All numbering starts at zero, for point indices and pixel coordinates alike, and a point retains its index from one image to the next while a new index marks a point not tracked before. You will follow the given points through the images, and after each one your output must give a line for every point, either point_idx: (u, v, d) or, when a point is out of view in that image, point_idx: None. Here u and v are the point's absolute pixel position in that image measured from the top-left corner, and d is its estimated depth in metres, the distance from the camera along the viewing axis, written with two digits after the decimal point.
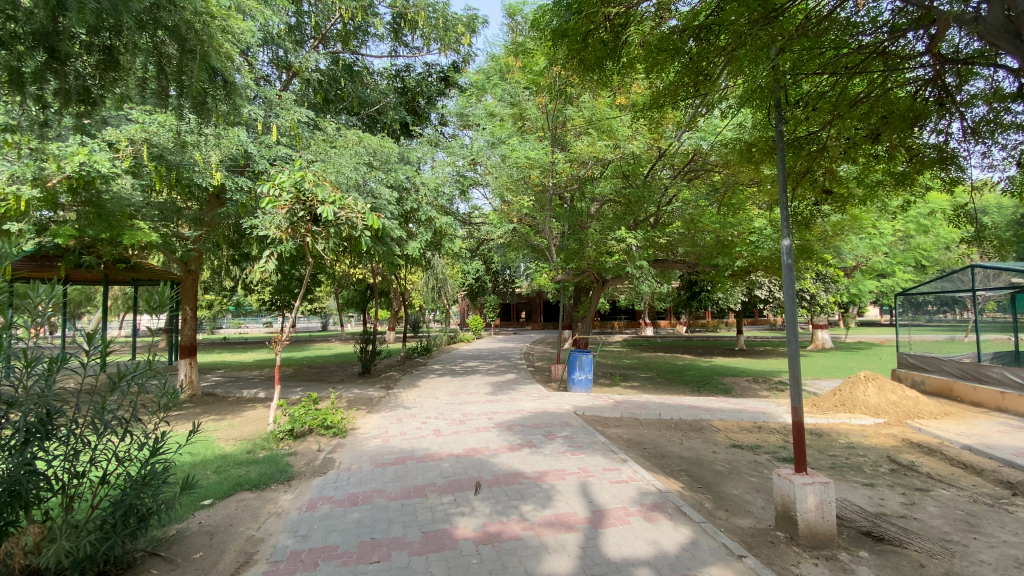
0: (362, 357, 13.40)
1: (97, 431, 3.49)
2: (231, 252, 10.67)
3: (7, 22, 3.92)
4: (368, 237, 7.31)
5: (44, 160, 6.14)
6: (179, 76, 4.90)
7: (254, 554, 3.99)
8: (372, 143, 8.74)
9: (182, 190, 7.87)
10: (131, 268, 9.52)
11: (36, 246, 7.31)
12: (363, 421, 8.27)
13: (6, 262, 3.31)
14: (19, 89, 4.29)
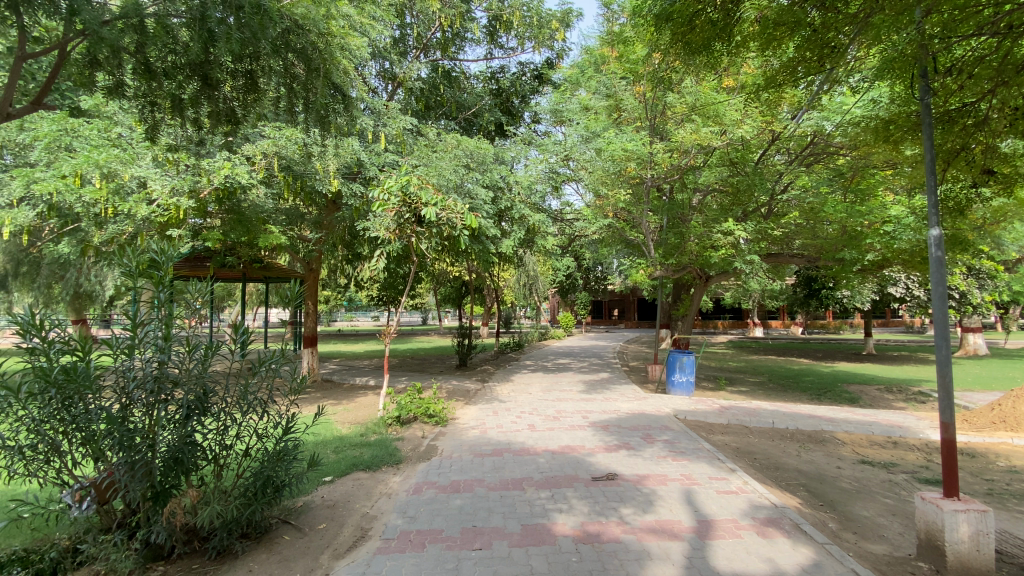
0: (459, 351, 13.94)
1: (242, 410, 4.02)
2: (345, 252, 11.65)
3: (172, 55, 4.60)
4: (466, 236, 7.55)
5: (198, 175, 7.16)
6: (306, 94, 5.20)
7: (368, 530, 4.32)
8: (470, 146, 8.99)
9: (306, 197, 8.72)
10: (264, 268, 10.77)
11: (191, 248, 8.53)
12: (462, 412, 8.61)
13: (171, 262, 3.94)
14: (180, 114, 4.91)
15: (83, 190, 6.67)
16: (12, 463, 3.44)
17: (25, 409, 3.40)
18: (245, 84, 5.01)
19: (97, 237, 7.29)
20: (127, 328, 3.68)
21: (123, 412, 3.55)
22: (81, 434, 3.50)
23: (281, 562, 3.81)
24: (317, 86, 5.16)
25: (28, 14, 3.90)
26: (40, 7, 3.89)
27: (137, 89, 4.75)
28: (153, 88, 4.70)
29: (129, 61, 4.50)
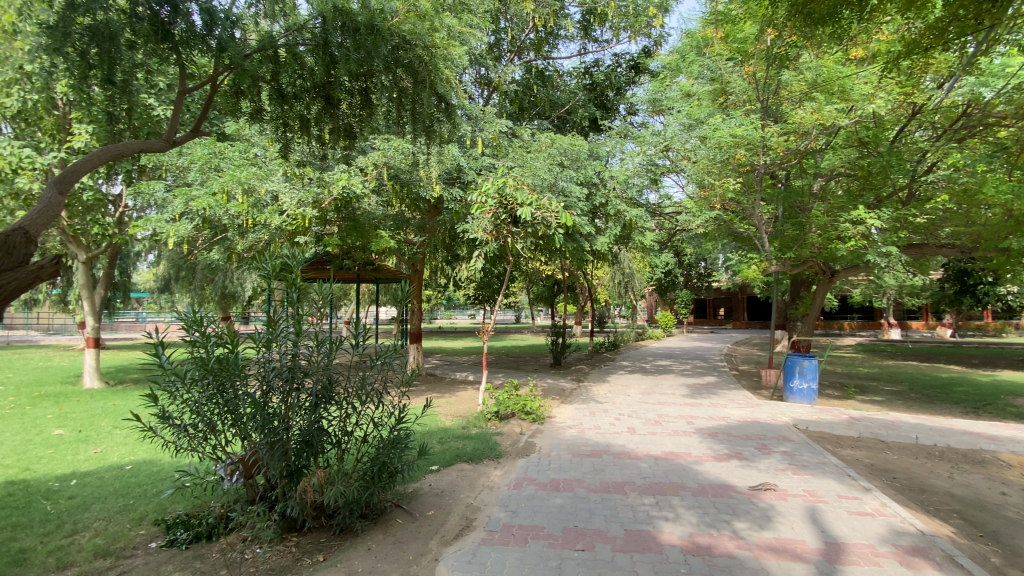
0: (553, 349, 13.96)
1: (361, 399, 4.38)
2: (445, 253, 12.20)
3: (300, 79, 5.02)
4: (562, 234, 7.52)
5: (319, 186, 7.93)
6: (413, 107, 5.44)
7: (473, 521, 4.49)
8: (564, 143, 8.95)
9: (411, 203, 9.27)
10: (375, 270, 11.58)
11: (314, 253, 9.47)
12: (559, 411, 8.62)
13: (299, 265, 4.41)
14: (305, 132, 5.28)
15: (229, 205, 7.65)
16: (180, 438, 4.05)
17: (189, 393, 4.00)
18: (361, 102, 5.29)
19: (239, 245, 8.34)
20: (267, 324, 4.20)
21: (264, 398, 4.03)
22: (231, 415, 4.03)
23: (395, 543, 4.08)
24: (423, 97, 5.41)
25: (185, 51, 4.41)
26: (195, 46, 4.40)
27: (274, 113, 5.11)
28: (286, 111, 5.08)
29: (265, 88, 4.96)
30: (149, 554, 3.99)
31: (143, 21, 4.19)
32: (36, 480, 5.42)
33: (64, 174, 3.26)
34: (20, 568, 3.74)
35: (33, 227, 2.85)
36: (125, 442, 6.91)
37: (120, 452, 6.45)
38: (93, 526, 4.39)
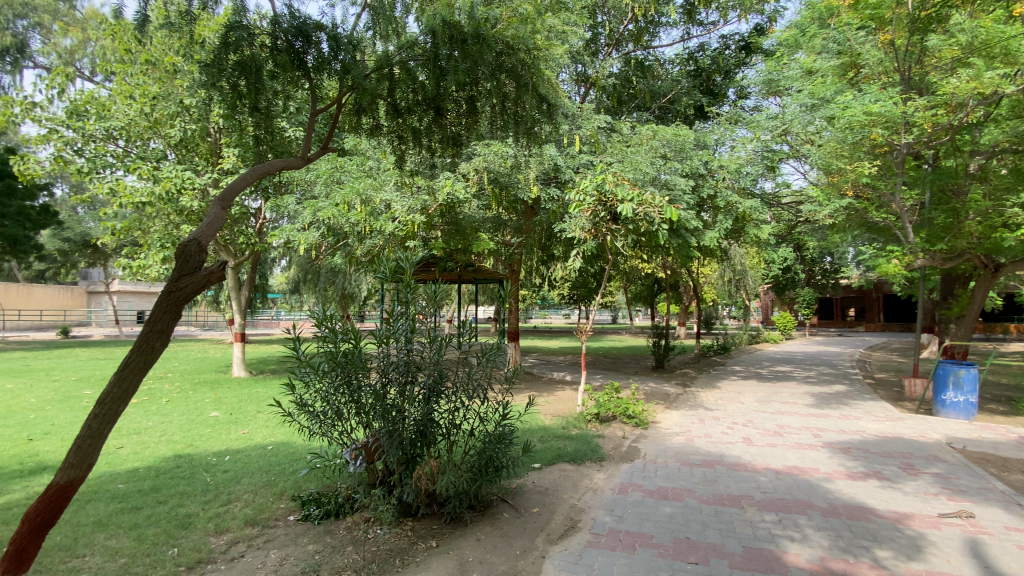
0: (655, 352, 13.43)
1: (468, 394, 4.56)
2: (543, 253, 12.29)
3: (414, 94, 5.32)
4: (666, 230, 7.20)
5: (424, 193, 8.39)
6: (516, 110, 5.55)
7: (578, 522, 4.50)
8: (667, 134, 8.59)
9: (510, 205, 9.46)
10: (475, 271, 11.91)
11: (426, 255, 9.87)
12: (664, 416, 8.28)
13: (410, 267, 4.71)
14: (417, 142, 5.60)
15: (350, 214, 8.44)
16: (313, 423, 4.50)
17: (321, 383, 4.42)
18: (467, 110, 5.49)
19: (358, 250, 9.13)
20: (385, 321, 4.53)
21: (382, 389, 4.36)
22: (355, 405, 4.41)
23: (503, 536, 4.19)
24: (526, 99, 5.51)
25: (316, 77, 4.73)
26: (324, 72, 4.72)
27: (391, 128, 5.54)
28: (402, 125, 5.50)
29: (382, 105, 5.34)
30: (288, 526, 4.50)
31: (282, 52, 4.55)
32: (199, 454, 6.38)
33: (225, 192, 3.31)
34: (189, 529, 4.39)
35: (205, 233, 2.87)
36: (266, 424, 7.87)
37: (262, 433, 7.37)
38: (243, 497, 5.06)
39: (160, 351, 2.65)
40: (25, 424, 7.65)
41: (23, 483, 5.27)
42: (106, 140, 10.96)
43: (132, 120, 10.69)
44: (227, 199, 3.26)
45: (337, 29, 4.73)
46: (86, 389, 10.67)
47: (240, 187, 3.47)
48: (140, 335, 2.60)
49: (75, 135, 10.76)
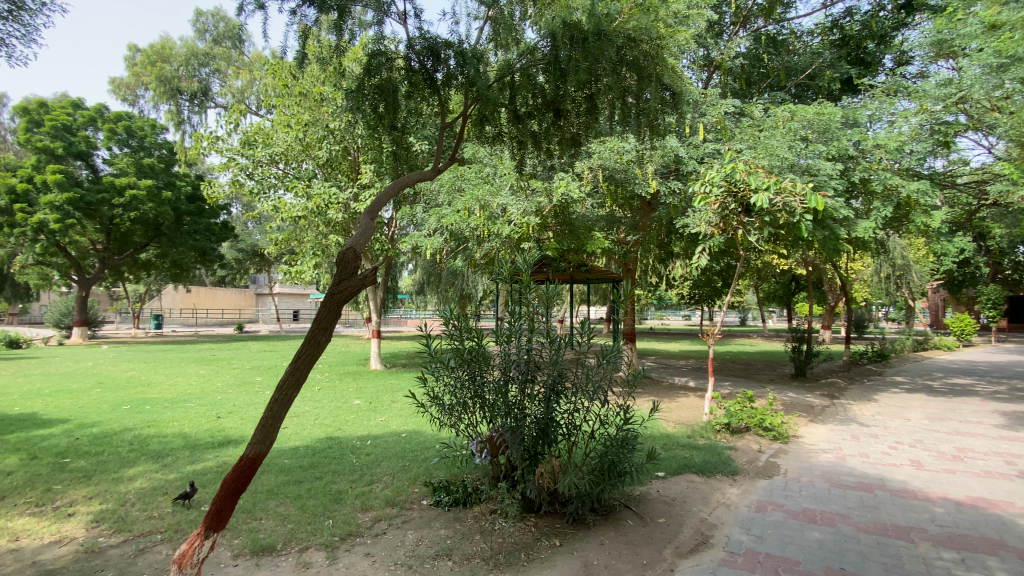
0: (794, 358, 12.12)
1: (590, 396, 4.52)
2: (662, 251, 11.78)
3: (535, 99, 5.39)
4: (809, 221, 6.46)
5: (540, 194, 8.50)
6: (637, 103, 5.38)
7: (710, 538, 4.23)
8: (807, 114, 7.72)
9: (627, 201, 9.20)
10: (589, 271, 11.76)
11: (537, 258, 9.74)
12: (807, 430, 7.42)
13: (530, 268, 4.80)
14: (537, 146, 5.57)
15: (470, 219, 8.82)
16: (444, 415, 4.79)
17: (449, 377, 4.69)
18: (587, 108, 5.44)
19: (478, 253, 9.53)
20: (508, 320, 4.66)
21: (505, 385, 4.50)
22: (480, 400, 4.61)
23: (628, 543, 4.08)
24: (648, 92, 5.32)
25: (444, 92, 5.01)
26: (451, 86, 4.98)
27: (511, 133, 5.59)
28: (521, 131, 5.51)
29: (504, 113, 5.45)
30: (422, 509, 4.84)
31: (416, 73, 4.93)
32: (346, 438, 7.15)
33: (373, 206, 3.64)
34: (340, 504, 4.94)
35: (359, 242, 3.20)
36: (399, 414, 8.58)
37: (397, 422, 8.04)
38: (383, 479, 5.57)
39: (325, 345, 2.98)
40: (215, 404, 9.22)
41: (216, 453, 6.36)
42: (270, 165, 12.82)
43: (289, 145, 12.37)
44: (374, 212, 3.59)
45: (464, 44, 4.97)
46: (257, 376, 12.56)
47: (384, 200, 3.79)
48: (309, 330, 2.96)
49: (248, 162, 12.76)
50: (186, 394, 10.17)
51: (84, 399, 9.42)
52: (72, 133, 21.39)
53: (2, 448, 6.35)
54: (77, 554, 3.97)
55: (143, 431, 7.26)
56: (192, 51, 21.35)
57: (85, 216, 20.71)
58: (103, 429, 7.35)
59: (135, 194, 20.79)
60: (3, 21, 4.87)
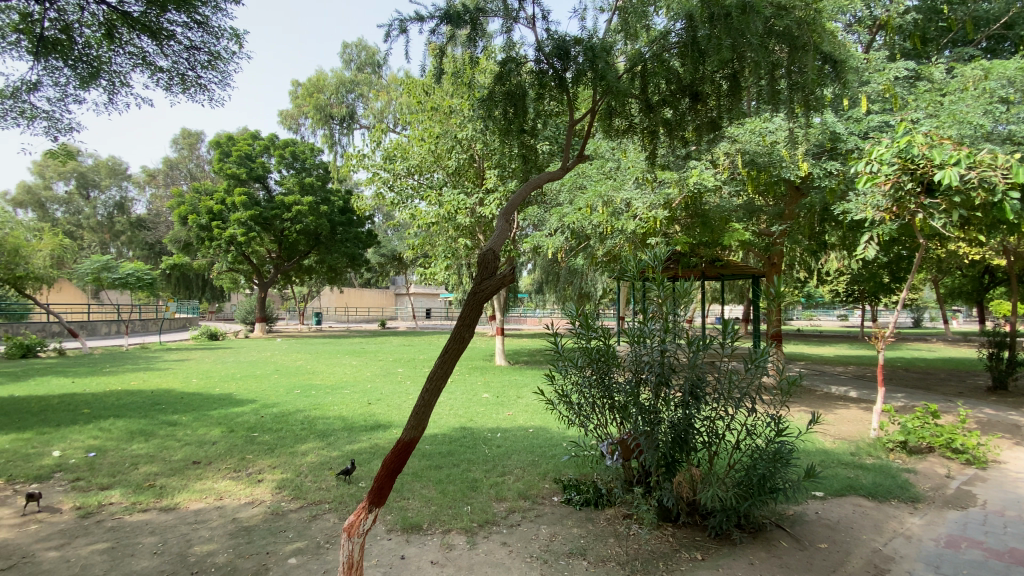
0: (992, 367, 10.00)
1: (734, 405, 4.17)
2: (812, 243, 10.55)
3: (669, 85, 5.16)
4: (1018, 198, 5.28)
5: (668, 187, 8.08)
6: (790, 78, 4.85)
7: (887, 572, 3.64)
8: (1009, 71, 6.41)
9: (771, 187, 8.35)
10: (723, 266, 10.82)
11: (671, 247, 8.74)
12: (1015, 455, 6.05)
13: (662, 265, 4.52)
14: (672, 134, 5.34)
15: (593, 216, 8.69)
16: (572, 414, 4.73)
17: (578, 376, 4.61)
18: (730, 88, 5.06)
19: (602, 250, 9.38)
20: (642, 320, 4.45)
21: (637, 387, 4.33)
22: (610, 402, 4.48)
23: (783, 567, 3.68)
24: (804, 63, 4.75)
25: (575, 89, 4.90)
26: (581, 83, 4.86)
27: (643, 124, 5.36)
28: (654, 120, 5.28)
29: (635, 103, 5.28)
30: (553, 505, 4.88)
31: (546, 74, 4.93)
32: (478, 429, 7.52)
33: (509, 204, 3.60)
34: (475, 491, 5.20)
35: (498, 243, 3.29)
36: (526, 409, 8.80)
37: (524, 417, 8.26)
38: (514, 471, 5.74)
39: (469, 340, 3.11)
40: (365, 391, 10.32)
41: (368, 436, 7.10)
42: (407, 177, 13.95)
43: (423, 157, 13.35)
44: (511, 212, 3.57)
45: (593, 39, 4.88)
46: (398, 368, 13.81)
47: (522, 197, 3.76)
48: (455, 327, 3.12)
49: (389, 176, 14.04)
50: (341, 381, 11.55)
51: (265, 383, 11.19)
52: (252, 160, 25.50)
53: (211, 421, 7.80)
54: (266, 515, 4.71)
55: (310, 413, 8.39)
56: (342, 80, 24.28)
57: (263, 230, 24.61)
58: (281, 409, 8.64)
59: (299, 210, 24.30)
60: (208, 71, 5.95)
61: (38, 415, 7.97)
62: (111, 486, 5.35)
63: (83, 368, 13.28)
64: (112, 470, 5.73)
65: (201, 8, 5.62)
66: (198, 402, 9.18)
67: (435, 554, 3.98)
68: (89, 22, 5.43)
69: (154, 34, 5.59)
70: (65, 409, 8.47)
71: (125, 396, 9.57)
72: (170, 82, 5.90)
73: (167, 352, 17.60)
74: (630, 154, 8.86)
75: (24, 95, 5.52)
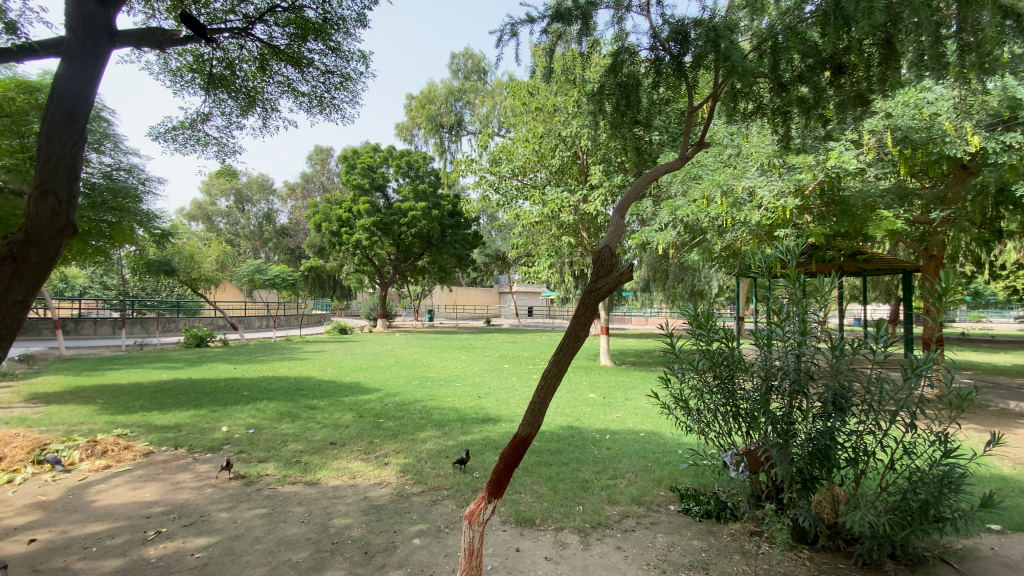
0: None
1: (887, 419, 3.62)
2: (984, 230, 8.92)
3: (806, 58, 4.67)
4: None
5: (799, 173, 7.31)
6: (963, 37, 4.18)
7: None
8: None
9: (930, 167, 7.21)
10: (867, 260, 9.58)
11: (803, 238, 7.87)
12: None
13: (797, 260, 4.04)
14: (808, 113, 4.87)
15: (710, 208, 8.17)
16: (691, 421, 4.43)
17: (698, 380, 4.32)
18: (882, 55, 4.51)
19: (719, 244, 8.75)
20: (774, 321, 4.03)
21: (767, 393, 3.95)
22: (734, 409, 4.14)
23: None
24: (982, 16, 4.03)
25: (694, 74, 4.59)
26: (701, 67, 4.54)
27: (774, 106, 4.94)
28: (787, 99, 4.83)
29: (765, 83, 4.86)
30: (670, 514, 4.65)
31: (663, 62, 4.68)
32: (587, 429, 7.45)
33: (624, 199, 3.45)
34: (586, 491, 5.14)
35: (614, 240, 3.20)
36: (635, 412, 8.54)
37: (633, 420, 8.01)
38: (626, 475, 5.59)
39: (584, 340, 3.06)
40: (475, 385, 10.75)
41: (480, 428, 7.37)
42: (512, 178, 14.24)
43: (528, 157, 13.54)
44: (626, 207, 3.43)
45: (715, 18, 4.53)
46: (505, 364, 14.16)
47: (639, 190, 3.58)
48: (570, 326, 3.08)
49: (495, 178, 14.45)
50: (452, 375, 12.16)
51: (387, 374, 12.16)
52: (373, 170, 27.85)
53: (342, 407, 8.65)
54: (392, 496, 5.10)
55: (426, 403, 8.93)
56: (451, 90, 25.55)
57: (383, 234, 26.80)
58: (401, 398, 9.33)
59: (413, 214, 26.10)
60: (341, 92, 6.59)
61: (211, 396, 9.46)
62: (267, 459, 6.16)
63: (242, 357, 15.50)
64: (267, 446, 6.61)
65: (335, 35, 6.23)
66: (332, 389, 10.23)
67: (549, 550, 4.01)
68: (246, 58, 6.27)
69: (296, 63, 6.30)
70: (230, 391, 9.97)
71: (274, 382, 10.96)
72: (309, 105, 6.63)
73: (306, 344, 19.92)
74: (752, 139, 8.18)
75: (199, 125, 6.56)
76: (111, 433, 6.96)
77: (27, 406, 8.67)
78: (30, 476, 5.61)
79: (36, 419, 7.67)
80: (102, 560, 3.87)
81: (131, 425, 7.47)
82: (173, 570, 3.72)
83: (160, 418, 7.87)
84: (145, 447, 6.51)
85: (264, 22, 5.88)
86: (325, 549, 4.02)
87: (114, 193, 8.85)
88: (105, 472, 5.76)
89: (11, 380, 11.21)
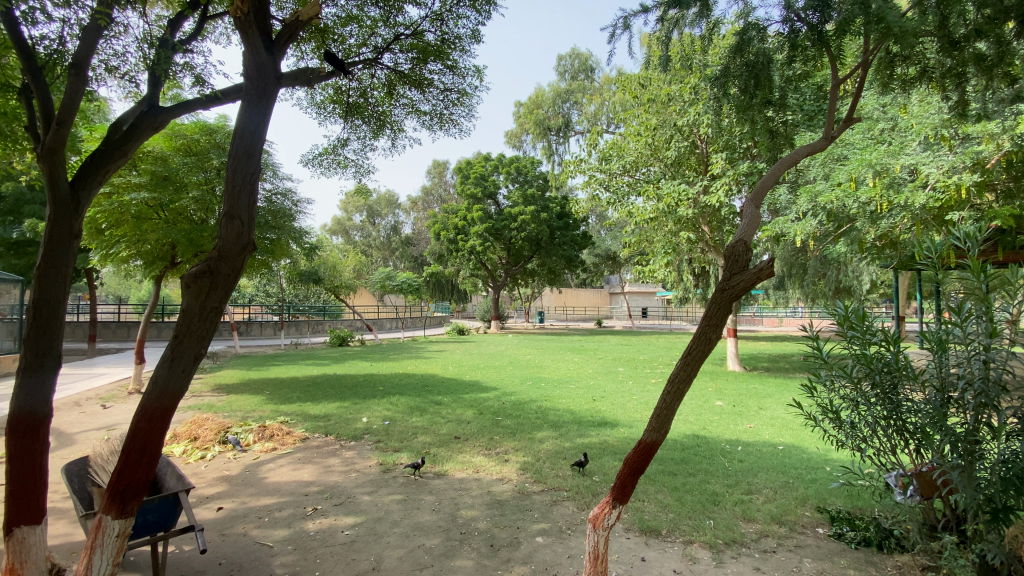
0: None
1: None
2: None
3: (984, 8, 3.89)
4: None
5: (977, 143, 6.13)
6: None
7: None
8: None
9: None
10: None
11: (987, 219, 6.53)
12: None
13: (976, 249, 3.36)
14: (991, 72, 4.09)
15: (859, 191, 7.19)
16: (842, 435, 3.91)
17: (851, 389, 3.79)
18: None
19: (871, 233, 7.64)
20: (953, 321, 3.38)
21: (944, 406, 3.33)
22: (898, 422, 3.57)
23: None
24: None
25: (839, 43, 4.03)
26: (846, 34, 3.97)
27: (943, 69, 4.20)
28: (960, 59, 4.08)
29: (931, 44, 4.14)
30: (818, 537, 4.16)
31: (798, 34, 4.20)
32: (715, 438, 6.96)
33: (758, 188, 3.16)
34: (716, 505, 4.80)
35: (747, 233, 2.96)
36: (771, 422, 7.79)
37: (770, 431, 7.30)
38: (763, 491, 5.11)
39: (716, 342, 2.86)
40: (591, 387, 10.65)
41: (597, 432, 7.27)
42: (623, 175, 13.82)
43: (640, 152, 13.07)
44: (759, 198, 3.15)
45: None
46: (620, 367, 13.82)
47: (776, 178, 3.24)
48: (700, 326, 2.91)
49: (605, 176, 14.15)
50: (567, 376, 12.19)
51: (503, 373, 12.57)
52: (485, 178, 28.97)
53: (464, 404, 9.12)
54: (513, 492, 5.25)
55: (543, 404, 9.05)
56: (558, 92, 25.61)
57: (495, 239, 27.78)
58: (518, 397, 9.58)
59: (524, 219, 26.68)
60: (457, 107, 6.97)
61: (352, 390, 10.60)
62: (401, 449, 6.71)
63: (375, 355, 17.14)
64: (400, 437, 7.19)
65: (452, 54, 6.62)
66: (453, 386, 10.85)
67: (677, 564, 3.81)
68: (377, 85, 6.90)
69: (419, 84, 6.79)
70: (367, 386, 11.06)
71: (404, 378, 11.94)
72: (431, 122, 7.10)
73: (429, 344, 21.42)
74: (912, 108, 7.03)
75: (340, 150, 7.39)
76: (275, 420, 8.09)
77: (214, 394, 10.46)
78: (218, 453, 6.75)
79: (221, 406, 9.25)
80: (273, 529, 4.52)
81: (291, 414, 8.63)
82: (328, 543, 4.21)
83: (312, 409, 8.99)
84: (302, 433, 7.48)
85: (390, 51, 6.42)
86: (455, 538, 4.26)
87: (274, 214, 10.35)
88: (272, 453, 6.73)
89: (204, 374, 13.61)
